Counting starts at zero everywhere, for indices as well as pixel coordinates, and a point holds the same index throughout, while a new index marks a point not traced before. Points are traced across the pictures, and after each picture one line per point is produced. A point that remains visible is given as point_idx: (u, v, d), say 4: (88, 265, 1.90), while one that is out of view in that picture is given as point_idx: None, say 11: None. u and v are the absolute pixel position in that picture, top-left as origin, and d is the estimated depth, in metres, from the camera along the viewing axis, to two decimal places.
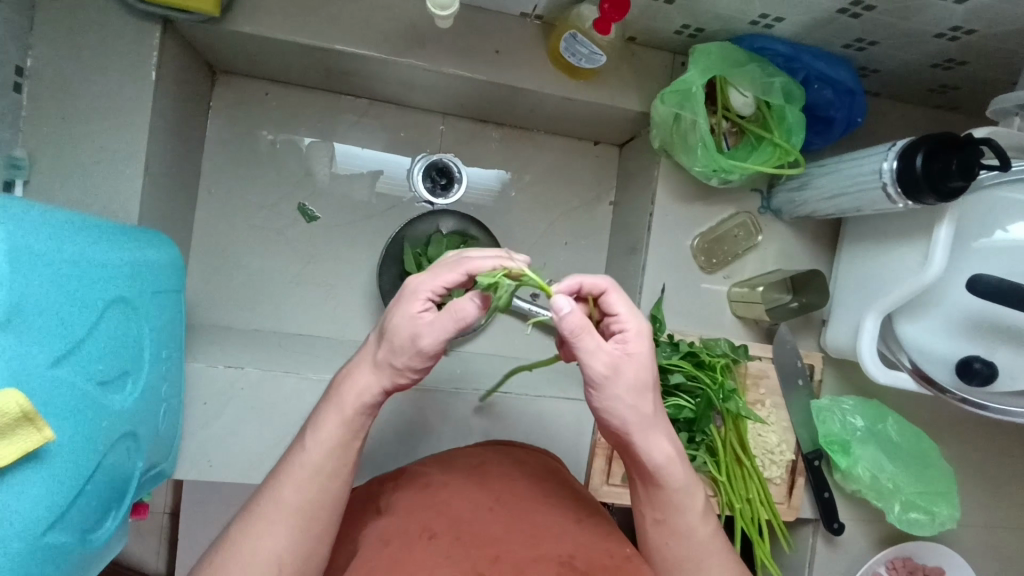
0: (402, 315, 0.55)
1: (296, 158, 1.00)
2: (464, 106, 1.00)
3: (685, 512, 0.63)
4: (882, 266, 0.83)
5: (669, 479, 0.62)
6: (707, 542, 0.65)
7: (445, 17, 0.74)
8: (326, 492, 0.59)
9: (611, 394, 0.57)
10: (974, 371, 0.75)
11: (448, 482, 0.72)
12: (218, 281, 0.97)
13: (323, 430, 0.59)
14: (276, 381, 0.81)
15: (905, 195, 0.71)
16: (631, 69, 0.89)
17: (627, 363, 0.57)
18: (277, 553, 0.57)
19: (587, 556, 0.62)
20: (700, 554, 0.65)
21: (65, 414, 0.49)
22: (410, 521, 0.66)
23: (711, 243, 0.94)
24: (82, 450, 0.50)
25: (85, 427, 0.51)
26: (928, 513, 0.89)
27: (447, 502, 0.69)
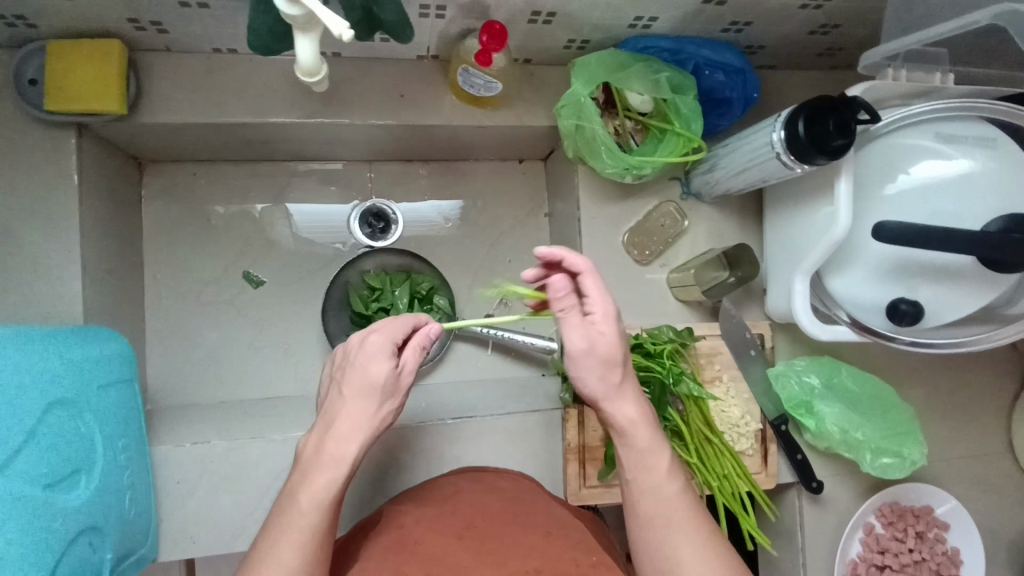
0: (379, 365, 0.66)
1: (233, 229, 1.02)
2: (386, 150, 1.03)
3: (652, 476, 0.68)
4: (802, 228, 0.86)
5: (635, 439, 0.69)
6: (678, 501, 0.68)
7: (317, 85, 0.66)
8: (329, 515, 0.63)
9: (583, 364, 0.67)
10: (902, 312, 0.79)
11: (419, 524, 0.73)
12: (178, 362, 0.98)
13: (316, 483, 0.63)
14: (246, 448, 0.84)
15: (798, 160, 0.74)
16: (531, 89, 0.94)
17: (592, 336, 0.66)
18: None
19: (551, 568, 0.67)
20: (672, 514, 0.67)
21: (12, 524, 0.51)
22: (386, 567, 0.67)
23: (641, 236, 0.98)
24: (35, 554, 0.53)
25: (35, 532, 0.53)
26: (898, 456, 0.91)
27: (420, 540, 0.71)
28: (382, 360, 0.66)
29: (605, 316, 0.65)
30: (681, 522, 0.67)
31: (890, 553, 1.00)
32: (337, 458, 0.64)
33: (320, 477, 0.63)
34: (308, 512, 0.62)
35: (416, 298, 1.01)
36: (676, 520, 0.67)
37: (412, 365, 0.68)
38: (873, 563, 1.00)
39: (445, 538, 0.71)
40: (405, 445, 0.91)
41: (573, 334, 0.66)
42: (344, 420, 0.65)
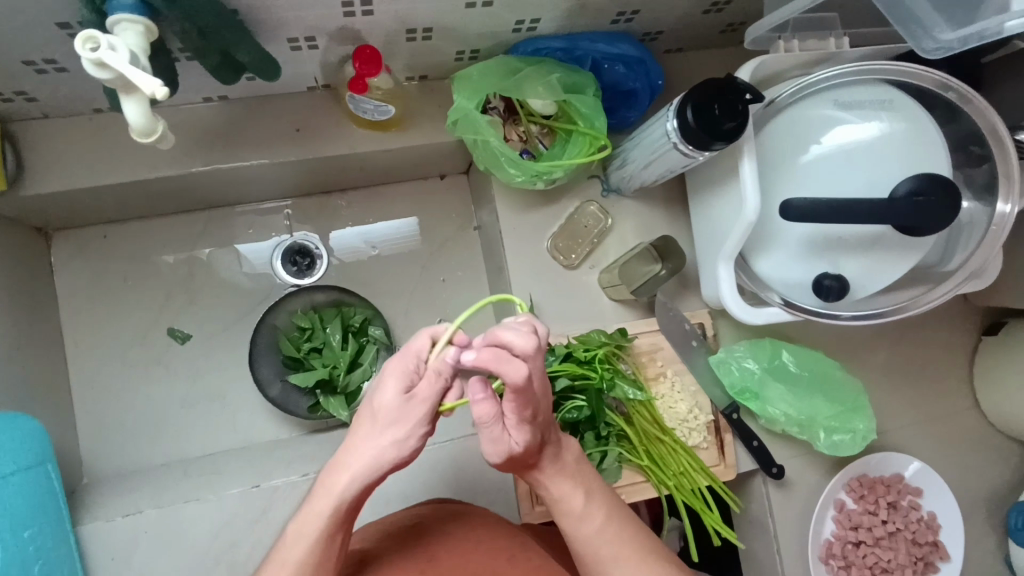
0: (387, 396, 0.57)
1: (152, 287, 0.99)
2: (299, 185, 1.00)
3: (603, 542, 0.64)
4: (718, 213, 0.83)
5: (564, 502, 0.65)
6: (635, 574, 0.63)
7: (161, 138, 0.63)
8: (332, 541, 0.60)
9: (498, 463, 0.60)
10: (827, 289, 0.76)
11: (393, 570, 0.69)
12: (111, 429, 0.95)
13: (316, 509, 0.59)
14: (180, 510, 0.81)
15: (695, 148, 0.72)
16: (432, 105, 0.90)
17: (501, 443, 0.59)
18: None
19: None
20: (609, 560, 0.64)
21: None
22: None
23: (567, 240, 0.95)
24: None
25: None
26: (849, 431, 0.88)
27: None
28: (398, 394, 0.57)
29: (520, 429, 0.58)
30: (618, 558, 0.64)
31: (864, 527, 0.98)
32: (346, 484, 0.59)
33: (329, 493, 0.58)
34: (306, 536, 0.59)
35: (349, 332, 0.98)
36: (610, 558, 0.64)
37: (427, 394, 0.57)
38: (849, 541, 0.98)
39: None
40: None
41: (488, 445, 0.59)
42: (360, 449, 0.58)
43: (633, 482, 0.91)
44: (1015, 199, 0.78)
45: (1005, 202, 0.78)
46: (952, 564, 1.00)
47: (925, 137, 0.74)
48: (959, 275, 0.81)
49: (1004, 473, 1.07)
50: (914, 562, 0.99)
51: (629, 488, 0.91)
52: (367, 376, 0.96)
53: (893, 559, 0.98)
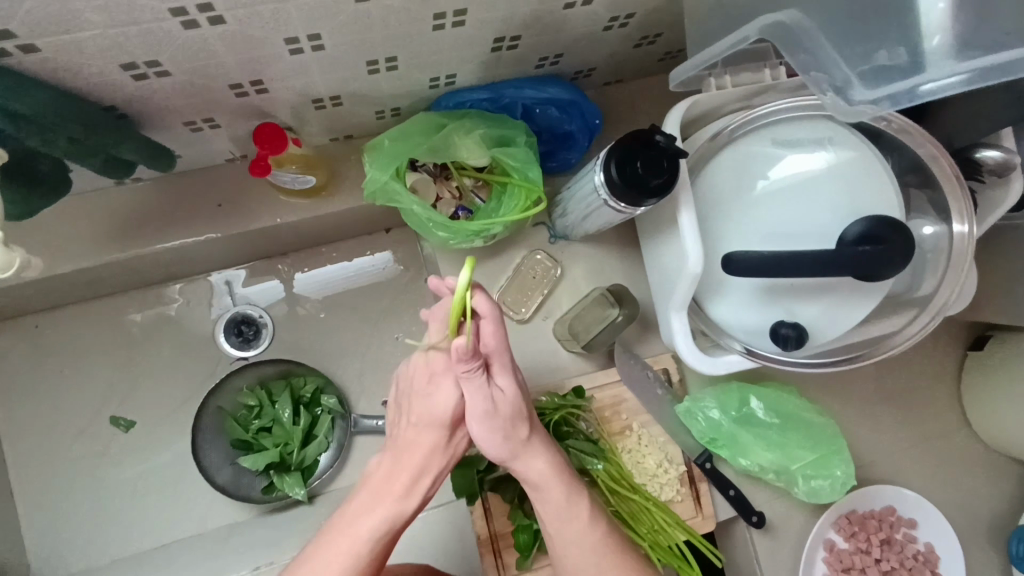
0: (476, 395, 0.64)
1: (92, 374, 0.95)
2: (234, 256, 0.96)
3: (574, 526, 0.69)
4: (664, 259, 0.78)
5: (549, 493, 0.69)
6: (598, 549, 0.70)
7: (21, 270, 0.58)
8: (399, 522, 0.66)
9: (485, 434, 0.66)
10: (784, 337, 0.71)
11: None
12: (59, 528, 0.92)
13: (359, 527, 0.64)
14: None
15: (627, 203, 0.66)
16: (360, 165, 0.86)
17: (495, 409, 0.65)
18: None
19: None
20: (598, 566, 0.69)
21: None
22: None
23: (515, 294, 0.90)
24: None
25: None
26: (828, 477, 0.83)
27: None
28: (456, 387, 0.66)
29: (507, 394, 0.65)
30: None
31: (857, 568, 0.93)
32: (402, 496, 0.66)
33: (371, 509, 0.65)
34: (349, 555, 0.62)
35: (300, 406, 0.95)
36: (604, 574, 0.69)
37: (464, 365, 0.61)
38: None
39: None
40: None
41: (472, 396, 0.64)
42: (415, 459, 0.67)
43: None
44: (973, 219, 0.72)
45: (961, 222, 0.73)
46: None
47: (872, 172, 0.69)
48: (926, 307, 0.76)
49: (1006, 494, 1.00)
50: None
51: None
52: (322, 448, 0.94)
53: None
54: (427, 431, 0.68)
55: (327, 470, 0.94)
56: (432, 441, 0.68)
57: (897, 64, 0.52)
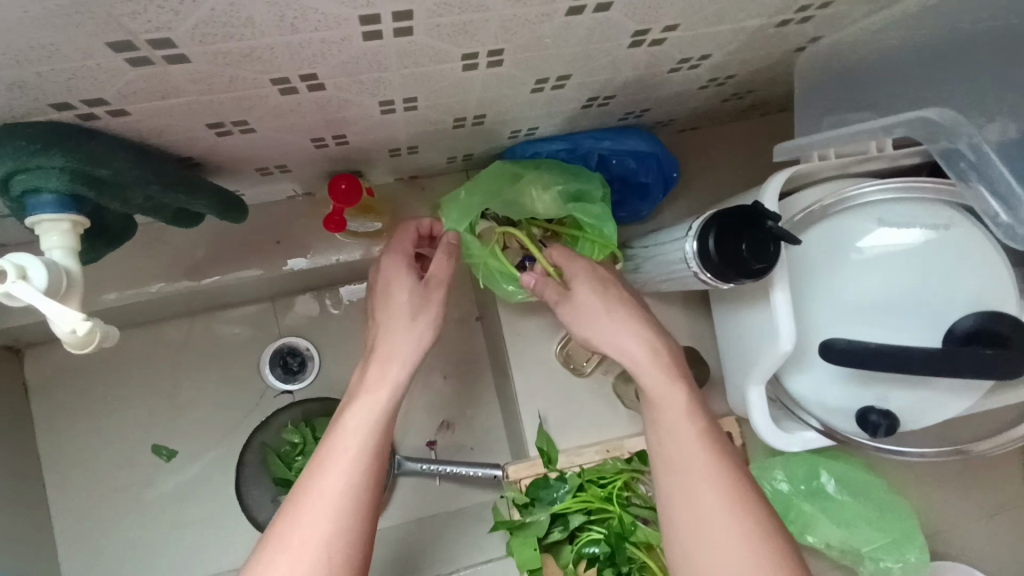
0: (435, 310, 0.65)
1: (135, 401, 0.93)
2: (285, 287, 0.93)
3: (665, 429, 0.61)
4: (744, 327, 0.74)
5: (647, 379, 0.62)
6: (698, 437, 0.60)
7: (105, 338, 0.47)
8: (371, 469, 0.57)
9: (580, 327, 0.66)
10: (873, 425, 0.67)
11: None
12: (95, 558, 0.89)
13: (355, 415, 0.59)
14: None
15: (717, 279, 0.62)
16: (424, 207, 0.83)
17: (566, 305, 0.67)
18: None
19: None
20: (680, 428, 0.60)
21: None
22: None
23: (575, 345, 0.88)
24: None
25: None
26: (901, 561, 0.79)
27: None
28: (407, 278, 0.65)
29: (580, 285, 0.67)
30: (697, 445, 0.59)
31: None
32: (385, 378, 0.61)
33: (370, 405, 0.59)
34: (351, 441, 0.57)
35: None
36: (680, 458, 0.59)
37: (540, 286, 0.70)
38: None
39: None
40: None
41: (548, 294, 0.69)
42: (391, 336, 0.62)
43: None
44: None
45: None
46: None
47: (984, 258, 0.64)
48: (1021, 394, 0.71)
49: None
50: None
51: None
52: None
53: None
54: (394, 347, 0.62)
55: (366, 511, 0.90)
56: (402, 367, 0.61)
57: (1012, 136, 0.57)
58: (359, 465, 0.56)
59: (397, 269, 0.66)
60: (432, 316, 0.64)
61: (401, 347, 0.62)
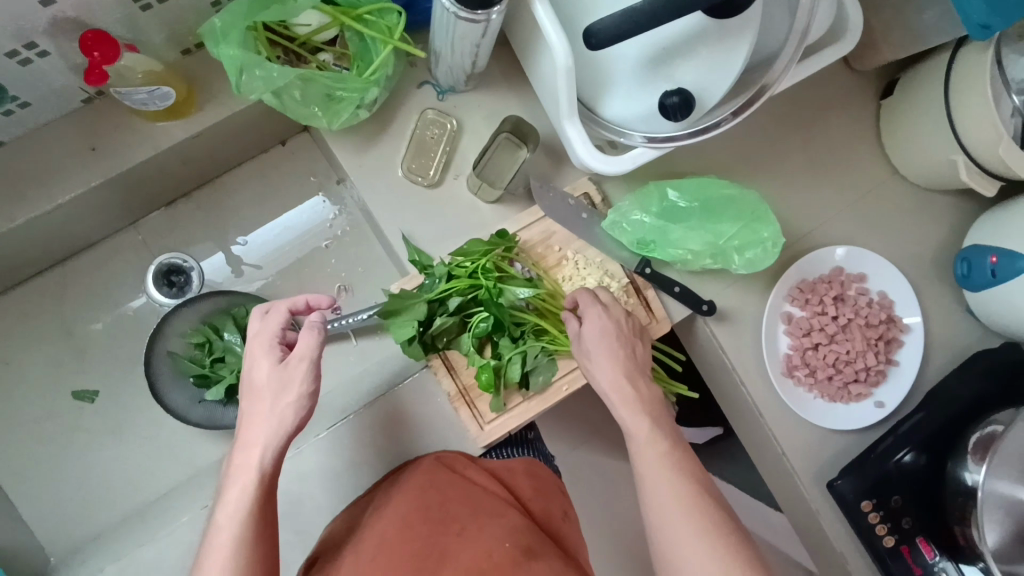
0: (302, 384, 0.73)
1: (38, 359, 0.95)
2: (134, 206, 0.94)
3: (605, 374, 0.79)
4: (543, 73, 0.77)
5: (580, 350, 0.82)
6: (613, 351, 0.80)
7: None
8: (260, 532, 0.68)
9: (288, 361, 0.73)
10: (672, 107, 0.72)
11: (375, 532, 0.74)
12: (56, 508, 0.93)
13: (231, 498, 0.69)
14: (156, 543, 0.82)
15: (480, 8, 0.66)
16: (222, 71, 0.83)
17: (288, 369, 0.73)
18: None
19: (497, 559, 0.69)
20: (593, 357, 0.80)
21: None
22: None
23: (418, 157, 0.89)
24: None
25: None
26: (761, 241, 0.85)
27: (383, 535, 0.73)
28: (266, 356, 0.75)
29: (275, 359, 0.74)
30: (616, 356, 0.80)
31: (816, 330, 0.97)
32: (250, 464, 0.70)
33: (240, 478, 0.69)
34: (239, 503, 0.68)
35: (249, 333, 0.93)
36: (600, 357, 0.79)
37: (304, 355, 0.73)
38: (806, 348, 0.98)
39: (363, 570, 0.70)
40: (315, 474, 0.86)
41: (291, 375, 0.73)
42: (254, 423, 0.71)
43: (569, 372, 0.90)
44: None
45: None
46: (914, 334, 0.99)
47: None
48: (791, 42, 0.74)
49: (947, 227, 1.03)
50: (875, 344, 0.98)
51: (562, 381, 0.90)
52: None
53: (852, 350, 0.97)
54: (257, 430, 0.71)
55: None
56: (269, 445, 0.71)
57: None
58: (243, 534, 0.67)
59: (261, 352, 0.75)
60: (300, 394, 0.72)
61: (273, 422, 0.71)
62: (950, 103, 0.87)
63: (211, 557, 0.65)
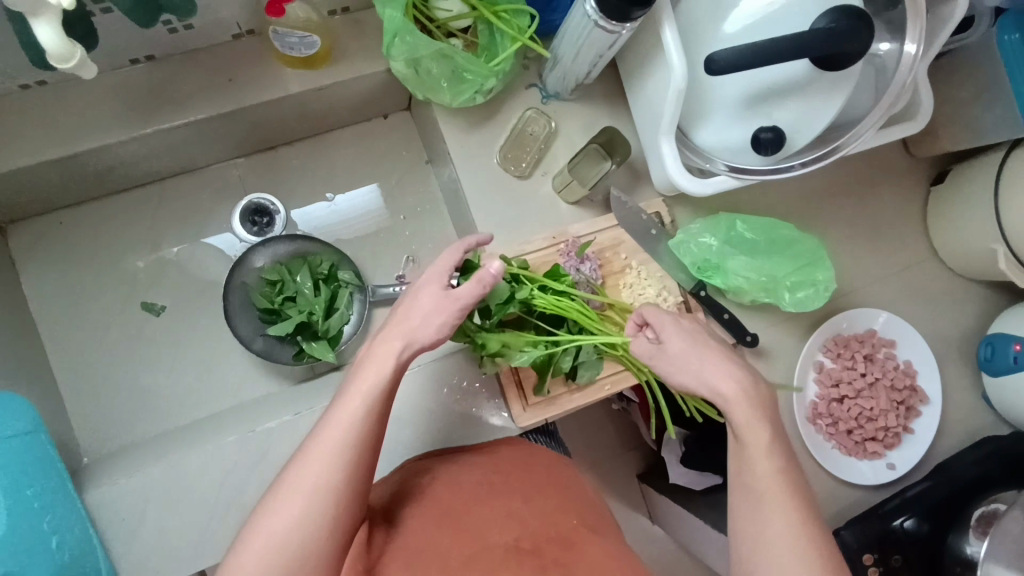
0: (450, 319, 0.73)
1: (119, 266, 1.00)
2: (242, 143, 1.01)
3: (695, 374, 0.78)
4: (652, 91, 0.85)
5: (669, 345, 0.80)
6: (694, 351, 0.79)
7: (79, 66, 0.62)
8: (369, 432, 0.68)
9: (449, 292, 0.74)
10: (764, 142, 0.80)
11: (443, 497, 0.77)
12: (101, 409, 0.97)
13: (352, 395, 0.69)
14: (200, 455, 0.84)
15: (617, 22, 0.75)
16: (359, 37, 0.91)
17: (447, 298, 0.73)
18: (308, 506, 0.63)
19: (557, 535, 0.72)
20: (685, 361, 0.79)
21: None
22: (434, 537, 0.72)
23: (515, 149, 0.97)
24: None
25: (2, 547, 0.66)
26: (812, 285, 0.94)
27: (453, 503, 0.76)
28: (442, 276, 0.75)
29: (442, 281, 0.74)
30: (701, 362, 0.78)
31: (846, 382, 1.03)
32: (386, 355, 0.71)
33: (367, 375, 0.70)
34: (358, 398, 0.68)
35: (319, 281, 0.98)
36: (690, 361, 0.79)
37: (467, 295, 0.73)
38: (833, 398, 1.03)
39: (437, 528, 0.73)
40: None
41: (444, 308, 0.73)
42: (397, 328, 0.72)
43: (614, 372, 0.95)
44: (922, 38, 0.80)
45: (910, 42, 0.81)
46: (932, 405, 1.05)
47: None
48: (878, 109, 0.84)
49: (974, 313, 1.11)
50: (896, 407, 1.04)
51: (606, 380, 0.95)
52: (345, 320, 0.97)
53: (876, 407, 1.02)
54: (399, 333, 0.72)
55: (353, 332, 1.00)
56: (400, 354, 0.71)
57: None
58: (350, 438, 0.67)
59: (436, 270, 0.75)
60: (444, 327, 0.73)
61: (410, 335, 0.72)
62: (1000, 195, 0.96)
63: (321, 446, 0.66)
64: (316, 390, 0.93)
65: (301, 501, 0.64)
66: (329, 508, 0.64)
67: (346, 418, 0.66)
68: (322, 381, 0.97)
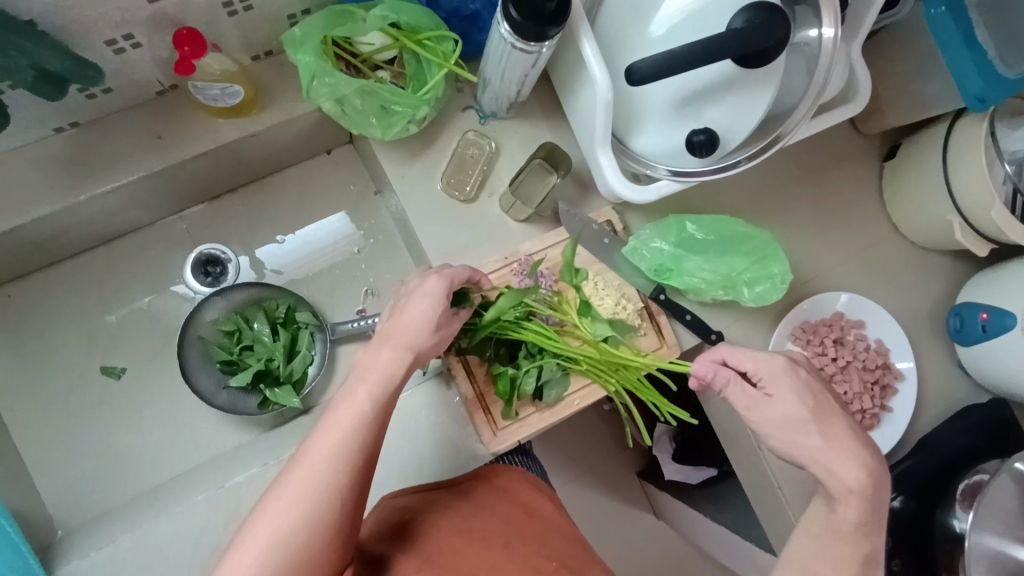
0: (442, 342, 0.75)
1: (74, 333, 0.99)
2: (185, 195, 1.00)
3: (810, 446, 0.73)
4: (582, 103, 0.84)
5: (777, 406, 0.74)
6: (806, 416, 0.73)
7: None
8: (371, 432, 0.66)
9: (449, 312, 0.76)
10: (697, 145, 0.79)
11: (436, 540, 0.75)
12: (70, 479, 0.96)
13: (357, 391, 0.67)
14: (169, 518, 0.83)
15: (533, 42, 0.74)
16: (286, 80, 0.91)
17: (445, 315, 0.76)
18: (306, 499, 0.61)
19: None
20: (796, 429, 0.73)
21: None
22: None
23: (457, 173, 0.96)
24: None
25: None
26: (770, 278, 0.94)
27: (452, 546, 0.73)
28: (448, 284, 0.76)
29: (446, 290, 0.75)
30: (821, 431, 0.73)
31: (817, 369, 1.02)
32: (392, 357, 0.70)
33: (374, 373, 0.68)
34: (364, 398, 0.67)
35: (277, 325, 0.98)
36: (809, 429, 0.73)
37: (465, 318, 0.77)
38: None
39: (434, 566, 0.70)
40: None
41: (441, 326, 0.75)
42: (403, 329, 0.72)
43: (582, 387, 0.93)
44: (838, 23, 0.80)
45: (828, 27, 0.81)
46: (907, 382, 1.04)
47: None
48: (808, 97, 0.83)
49: (940, 285, 1.10)
50: (871, 388, 1.03)
51: (574, 396, 0.93)
52: (308, 361, 0.97)
53: (849, 391, 1.01)
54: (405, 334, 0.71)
55: (316, 374, 0.98)
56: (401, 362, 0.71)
57: None
58: (353, 440, 0.65)
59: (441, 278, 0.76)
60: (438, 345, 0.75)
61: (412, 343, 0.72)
62: (949, 167, 0.95)
63: (327, 440, 0.64)
64: (284, 438, 0.92)
65: (300, 498, 0.61)
66: (323, 504, 0.62)
67: (351, 422, 0.65)
68: (290, 426, 0.96)
